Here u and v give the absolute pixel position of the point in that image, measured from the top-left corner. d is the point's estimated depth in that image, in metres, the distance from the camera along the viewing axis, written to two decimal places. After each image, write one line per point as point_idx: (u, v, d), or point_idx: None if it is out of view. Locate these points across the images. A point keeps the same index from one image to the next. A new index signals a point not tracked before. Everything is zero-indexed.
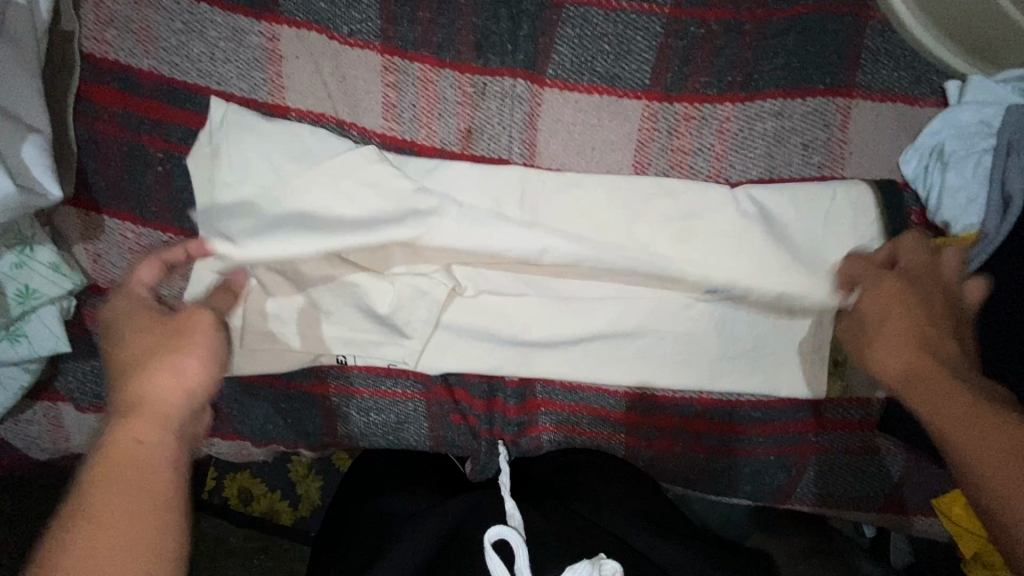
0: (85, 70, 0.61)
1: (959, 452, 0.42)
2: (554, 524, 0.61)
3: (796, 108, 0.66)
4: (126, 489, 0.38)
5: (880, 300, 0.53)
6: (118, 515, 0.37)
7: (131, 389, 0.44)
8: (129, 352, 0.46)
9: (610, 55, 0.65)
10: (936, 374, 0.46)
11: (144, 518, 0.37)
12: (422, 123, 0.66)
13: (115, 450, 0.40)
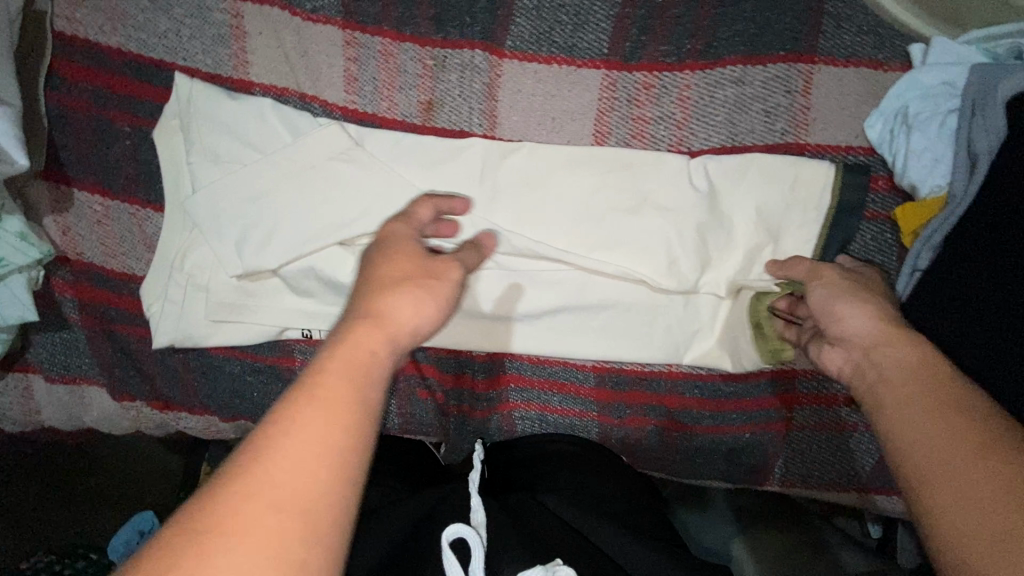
0: (58, 48, 0.63)
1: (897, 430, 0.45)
2: (518, 523, 0.59)
3: (756, 74, 0.66)
4: (321, 413, 0.37)
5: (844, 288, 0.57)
6: (295, 437, 0.36)
7: (375, 303, 0.46)
8: (377, 278, 0.48)
9: (568, 26, 0.66)
10: (915, 404, 0.45)
11: (329, 456, 0.36)
12: (383, 95, 0.67)
13: (316, 387, 0.39)
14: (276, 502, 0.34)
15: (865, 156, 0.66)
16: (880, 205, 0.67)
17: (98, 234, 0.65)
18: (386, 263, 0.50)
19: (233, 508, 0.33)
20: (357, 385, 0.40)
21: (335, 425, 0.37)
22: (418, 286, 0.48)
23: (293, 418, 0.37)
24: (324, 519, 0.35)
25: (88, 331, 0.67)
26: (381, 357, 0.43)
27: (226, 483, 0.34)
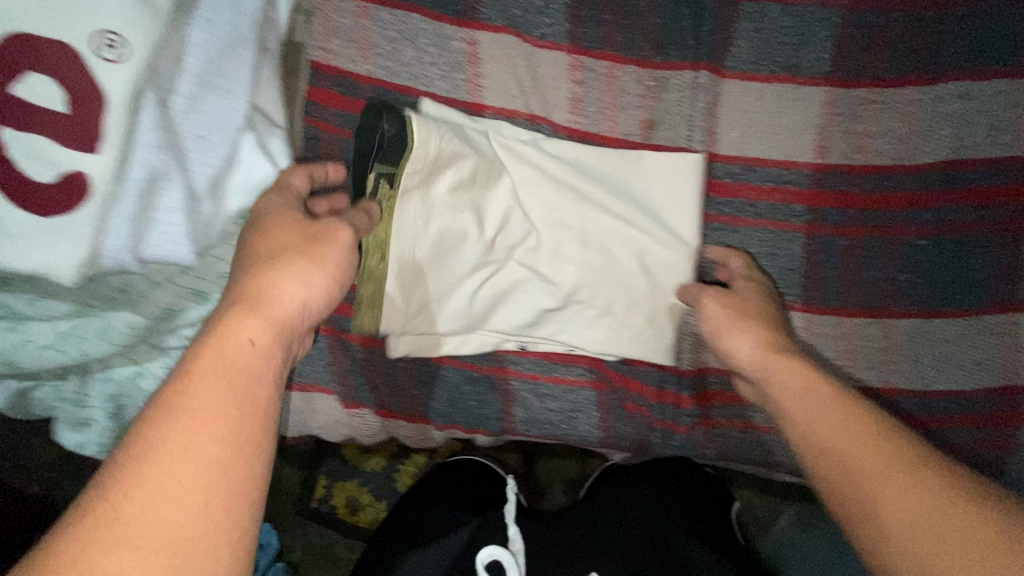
0: (312, 76, 0.68)
1: (799, 431, 0.53)
2: (564, 545, 0.67)
3: (982, 88, 0.66)
4: (210, 414, 0.40)
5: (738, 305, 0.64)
6: (190, 445, 0.38)
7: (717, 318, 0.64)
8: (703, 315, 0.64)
9: (790, 46, 0.68)
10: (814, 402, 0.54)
11: (184, 462, 0.38)
12: (606, 115, 0.70)
13: (196, 393, 0.40)
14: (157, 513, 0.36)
15: None
16: None
17: None
18: (264, 237, 0.51)
19: (125, 520, 0.35)
20: (241, 387, 0.41)
21: (210, 428, 0.39)
22: (303, 257, 0.49)
23: (179, 425, 0.39)
24: (202, 533, 0.36)
25: (326, 340, 0.70)
26: (256, 346, 0.44)
27: (118, 469, 0.37)
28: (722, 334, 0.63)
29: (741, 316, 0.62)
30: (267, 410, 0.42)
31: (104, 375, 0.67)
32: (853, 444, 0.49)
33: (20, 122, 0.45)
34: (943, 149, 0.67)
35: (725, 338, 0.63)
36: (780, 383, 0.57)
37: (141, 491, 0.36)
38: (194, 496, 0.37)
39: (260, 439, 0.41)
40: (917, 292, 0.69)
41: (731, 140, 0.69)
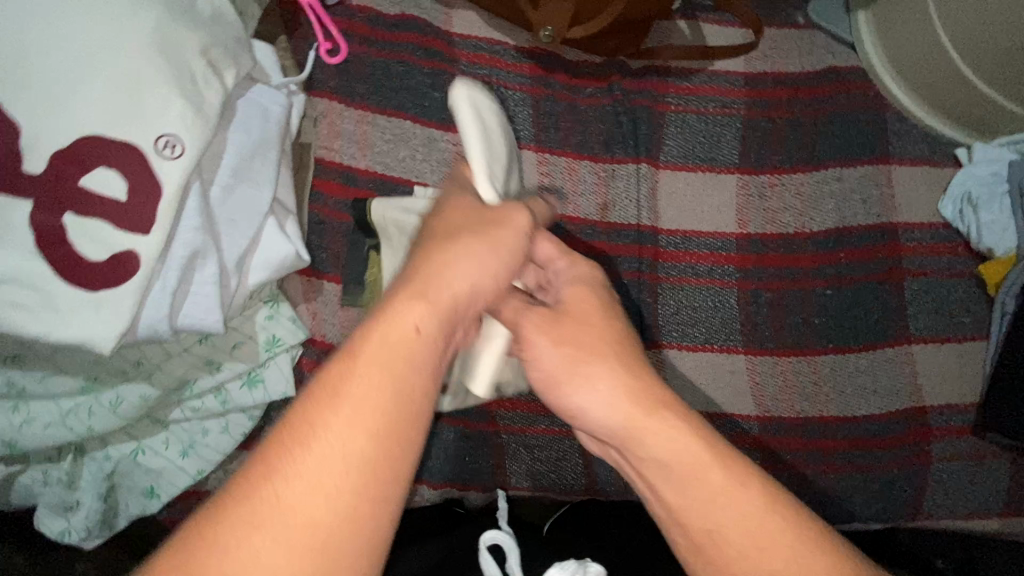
0: (318, 170, 0.79)
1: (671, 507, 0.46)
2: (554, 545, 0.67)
3: (851, 173, 0.86)
4: (358, 414, 0.39)
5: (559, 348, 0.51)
6: (341, 442, 0.38)
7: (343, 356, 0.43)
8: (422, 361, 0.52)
9: (706, 144, 0.86)
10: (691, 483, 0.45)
11: (344, 462, 0.37)
12: (569, 199, 0.84)
13: (349, 398, 0.39)
14: (301, 519, 0.36)
15: (944, 229, 0.86)
16: (961, 266, 0.85)
17: (341, 319, 0.76)
18: (437, 217, 0.50)
19: (279, 507, 0.36)
20: (390, 400, 0.40)
21: (357, 433, 0.38)
22: (481, 238, 0.48)
23: (322, 428, 0.38)
24: (354, 534, 0.36)
25: None
26: (408, 364, 0.41)
27: (278, 461, 0.37)
28: (565, 384, 0.50)
29: (585, 357, 0.49)
30: (415, 427, 0.40)
31: (99, 454, 0.67)
32: (695, 522, 0.44)
33: (83, 207, 0.52)
34: (830, 219, 0.85)
35: (568, 390, 0.49)
36: (664, 466, 0.46)
37: (304, 486, 0.36)
38: (349, 497, 0.37)
39: (406, 445, 0.40)
40: (829, 332, 0.84)
41: (670, 216, 0.85)
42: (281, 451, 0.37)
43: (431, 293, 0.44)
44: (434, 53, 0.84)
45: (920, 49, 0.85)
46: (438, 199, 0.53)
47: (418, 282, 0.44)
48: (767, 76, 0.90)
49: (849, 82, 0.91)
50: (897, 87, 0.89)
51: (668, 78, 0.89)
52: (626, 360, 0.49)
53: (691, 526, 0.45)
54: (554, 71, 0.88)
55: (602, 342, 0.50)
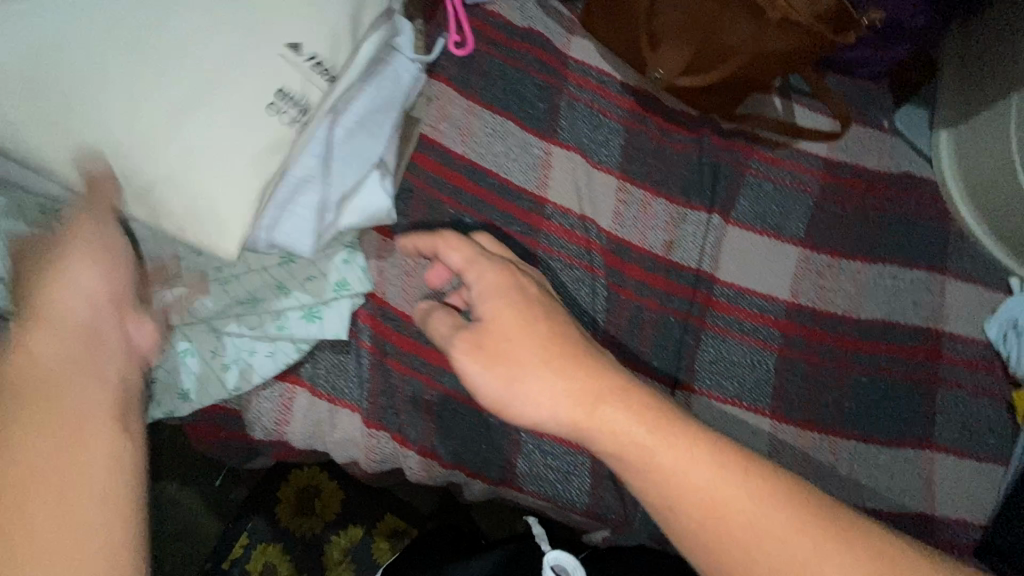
0: (420, 143, 0.84)
1: (680, 495, 0.47)
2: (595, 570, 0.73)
3: (907, 274, 0.90)
4: (53, 428, 0.40)
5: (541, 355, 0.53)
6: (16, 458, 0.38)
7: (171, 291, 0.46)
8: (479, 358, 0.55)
9: (776, 213, 0.91)
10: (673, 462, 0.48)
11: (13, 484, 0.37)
12: (638, 230, 0.88)
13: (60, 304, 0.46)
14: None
15: (985, 348, 0.88)
16: (996, 388, 0.87)
17: (404, 284, 0.79)
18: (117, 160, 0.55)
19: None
20: (68, 417, 0.41)
21: (41, 449, 0.39)
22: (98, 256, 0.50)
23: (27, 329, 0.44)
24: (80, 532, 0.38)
25: (369, 359, 0.77)
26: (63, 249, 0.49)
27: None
28: (512, 399, 0.53)
29: (523, 368, 0.53)
30: (105, 415, 0.42)
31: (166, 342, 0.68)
32: (702, 509, 0.47)
33: (228, 103, 0.56)
34: (879, 311, 0.88)
35: (514, 405, 0.53)
36: (621, 459, 0.50)
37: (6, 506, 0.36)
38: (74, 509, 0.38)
39: (106, 444, 0.41)
40: (857, 418, 0.85)
41: (730, 268, 0.88)
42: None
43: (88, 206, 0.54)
44: (550, 70, 0.91)
45: (992, 179, 0.90)
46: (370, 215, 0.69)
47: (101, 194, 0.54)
48: (846, 166, 0.95)
49: (921, 191, 0.96)
50: (966, 206, 0.94)
51: (755, 145, 0.94)
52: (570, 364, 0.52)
53: (694, 528, 0.47)
54: (653, 112, 0.93)
55: (545, 361, 0.53)
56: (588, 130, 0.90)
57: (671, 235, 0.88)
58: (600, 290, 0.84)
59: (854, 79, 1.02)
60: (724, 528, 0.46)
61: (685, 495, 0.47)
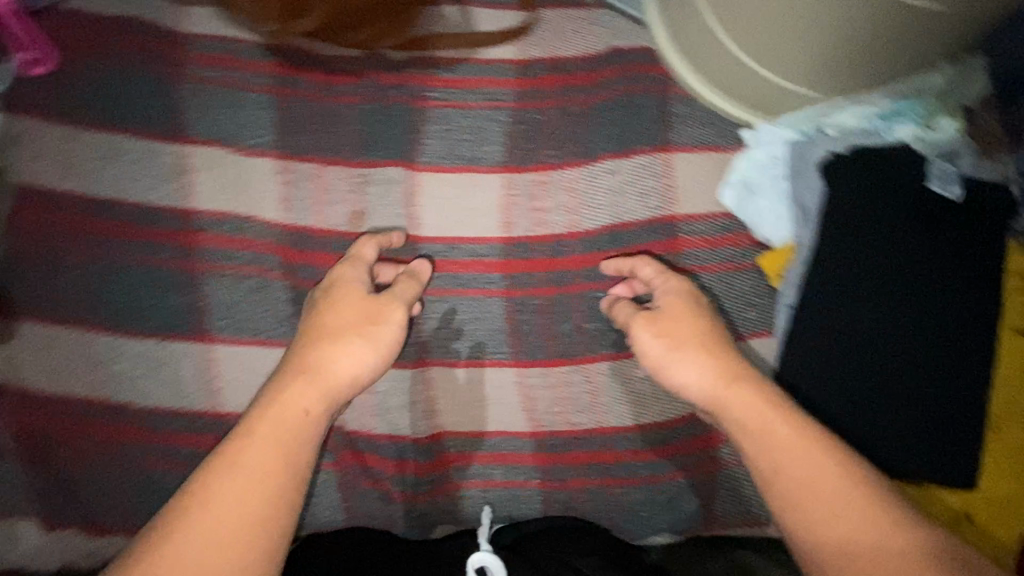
0: (19, 197, 0.71)
1: (788, 467, 0.55)
2: None
3: (627, 164, 0.80)
4: None
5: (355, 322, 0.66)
6: None
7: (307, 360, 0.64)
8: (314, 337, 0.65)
9: (468, 142, 0.79)
10: (811, 457, 0.55)
11: None
12: (314, 210, 0.76)
13: (336, 365, 0.63)
14: (259, 448, 0.56)
15: (726, 220, 0.79)
16: (747, 258, 0.79)
17: (47, 361, 0.69)
18: None
19: None
20: None
21: None
22: None
23: (282, 391, 0.60)
24: None
25: (29, 456, 0.69)
26: (318, 340, 0.65)
27: None
28: (674, 370, 0.66)
29: (344, 335, 0.65)
30: None
31: None
32: (812, 477, 0.54)
33: None
34: (604, 217, 0.79)
35: (670, 373, 0.66)
36: (735, 418, 0.61)
37: None
38: None
39: None
40: (604, 338, 0.78)
41: (430, 219, 0.77)
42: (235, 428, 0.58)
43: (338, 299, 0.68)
44: (156, 56, 0.76)
45: (690, 29, 0.78)
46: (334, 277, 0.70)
47: (376, 311, 0.67)
48: (540, 63, 0.83)
49: (631, 65, 0.84)
50: (682, 64, 0.82)
51: (430, 71, 0.81)
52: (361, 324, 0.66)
53: (787, 482, 0.55)
54: (300, 67, 0.79)
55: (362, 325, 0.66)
56: (224, 114, 0.76)
57: (354, 203, 0.76)
58: (281, 295, 0.73)
59: None
60: (814, 510, 0.53)
61: (788, 471, 0.55)
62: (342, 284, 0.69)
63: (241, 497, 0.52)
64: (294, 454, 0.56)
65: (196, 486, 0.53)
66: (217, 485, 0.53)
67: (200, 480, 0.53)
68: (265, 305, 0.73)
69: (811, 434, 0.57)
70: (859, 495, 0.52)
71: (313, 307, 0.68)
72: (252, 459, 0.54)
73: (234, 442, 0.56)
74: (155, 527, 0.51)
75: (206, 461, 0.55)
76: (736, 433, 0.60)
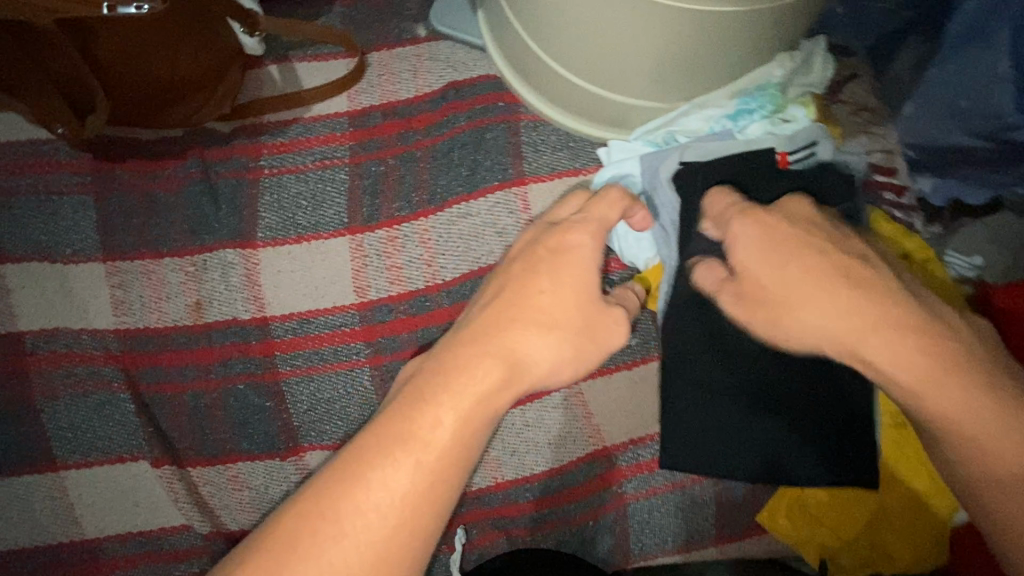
0: None
1: (958, 423, 0.48)
2: None
3: (480, 205, 0.76)
4: None
5: (550, 313, 0.53)
6: None
7: (511, 348, 0.51)
8: (505, 316, 0.52)
9: (308, 208, 0.75)
10: (979, 408, 0.48)
11: None
12: (153, 307, 0.71)
13: (521, 343, 0.52)
14: (440, 450, 0.47)
15: None
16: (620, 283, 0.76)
17: None
18: None
19: None
20: None
21: None
22: None
23: (473, 375, 0.49)
24: None
25: None
26: (524, 310, 0.53)
27: None
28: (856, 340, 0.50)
29: (555, 324, 0.53)
30: None
31: None
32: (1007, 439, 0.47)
33: None
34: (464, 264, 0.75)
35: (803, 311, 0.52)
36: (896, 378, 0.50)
37: None
38: None
39: None
40: None
41: (281, 295, 0.73)
42: (409, 397, 0.48)
43: (545, 265, 0.55)
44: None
45: (520, 51, 0.74)
46: (561, 226, 0.57)
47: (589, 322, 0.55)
48: (374, 111, 0.79)
49: (473, 97, 0.80)
50: (520, 88, 0.78)
51: (259, 138, 0.77)
52: (576, 318, 0.54)
53: (957, 440, 0.49)
54: (121, 158, 0.75)
55: (578, 320, 0.54)
56: (43, 223, 0.72)
57: (198, 293, 0.72)
58: (131, 404, 0.69)
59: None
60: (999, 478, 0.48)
61: (973, 442, 0.48)
62: (575, 252, 0.56)
63: (406, 485, 0.46)
64: (472, 436, 0.48)
65: (365, 478, 0.45)
66: (409, 463, 0.46)
67: (383, 462, 0.46)
68: (112, 421, 0.69)
69: (962, 370, 0.48)
70: (985, 377, 0.49)
71: (523, 260, 0.56)
72: (438, 427, 0.47)
73: (422, 418, 0.47)
74: (322, 486, 0.46)
75: (350, 471, 0.46)
76: (911, 396, 0.50)
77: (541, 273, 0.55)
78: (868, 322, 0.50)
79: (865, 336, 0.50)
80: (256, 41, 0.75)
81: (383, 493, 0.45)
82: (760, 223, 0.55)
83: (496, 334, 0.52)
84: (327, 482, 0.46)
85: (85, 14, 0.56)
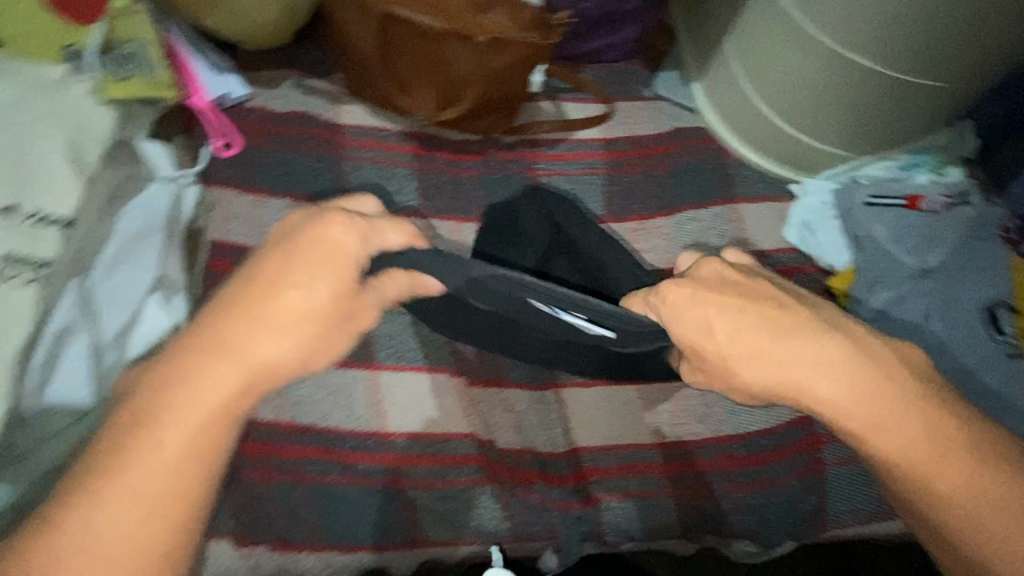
0: (211, 253, 0.84)
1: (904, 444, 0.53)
2: None
3: (705, 214, 0.98)
4: None
5: (297, 313, 0.51)
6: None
7: (209, 330, 0.50)
8: (268, 296, 0.51)
9: (576, 201, 0.98)
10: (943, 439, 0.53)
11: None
12: None
13: (253, 350, 0.50)
14: (168, 445, 0.48)
15: (793, 253, 0.97)
16: (815, 283, 0.95)
17: None
18: None
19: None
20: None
21: None
22: None
23: (208, 371, 0.49)
24: None
25: (220, 480, 0.74)
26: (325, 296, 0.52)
27: None
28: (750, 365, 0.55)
29: (298, 323, 0.51)
30: None
31: None
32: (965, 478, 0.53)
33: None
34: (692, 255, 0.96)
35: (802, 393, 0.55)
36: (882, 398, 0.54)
37: None
38: None
39: None
40: None
41: None
42: (158, 390, 0.49)
43: (310, 253, 0.52)
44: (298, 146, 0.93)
45: (744, 108, 1.00)
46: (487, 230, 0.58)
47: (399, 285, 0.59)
48: (622, 140, 1.04)
49: (695, 139, 1.05)
50: (731, 137, 1.04)
51: (538, 148, 1.01)
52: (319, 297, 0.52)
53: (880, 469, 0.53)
54: (436, 148, 0.98)
55: (319, 324, 0.52)
56: (380, 184, 0.94)
57: (492, 250, 0.92)
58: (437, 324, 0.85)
59: (609, 64, 1.11)
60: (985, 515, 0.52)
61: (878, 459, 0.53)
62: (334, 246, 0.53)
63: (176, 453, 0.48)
64: (227, 427, 0.50)
65: (131, 450, 0.47)
66: (174, 436, 0.48)
67: (144, 435, 0.48)
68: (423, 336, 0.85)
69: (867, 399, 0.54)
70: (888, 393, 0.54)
71: (292, 240, 0.52)
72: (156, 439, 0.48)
73: (146, 435, 0.48)
74: (114, 430, 0.48)
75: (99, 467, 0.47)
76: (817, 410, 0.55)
77: (278, 263, 0.52)
78: (752, 363, 0.55)
79: (802, 375, 0.54)
80: (538, 80, 1.04)
81: (196, 428, 0.49)
82: (696, 283, 0.57)
83: (235, 328, 0.50)
84: (121, 425, 0.48)
85: (510, 37, 0.81)
